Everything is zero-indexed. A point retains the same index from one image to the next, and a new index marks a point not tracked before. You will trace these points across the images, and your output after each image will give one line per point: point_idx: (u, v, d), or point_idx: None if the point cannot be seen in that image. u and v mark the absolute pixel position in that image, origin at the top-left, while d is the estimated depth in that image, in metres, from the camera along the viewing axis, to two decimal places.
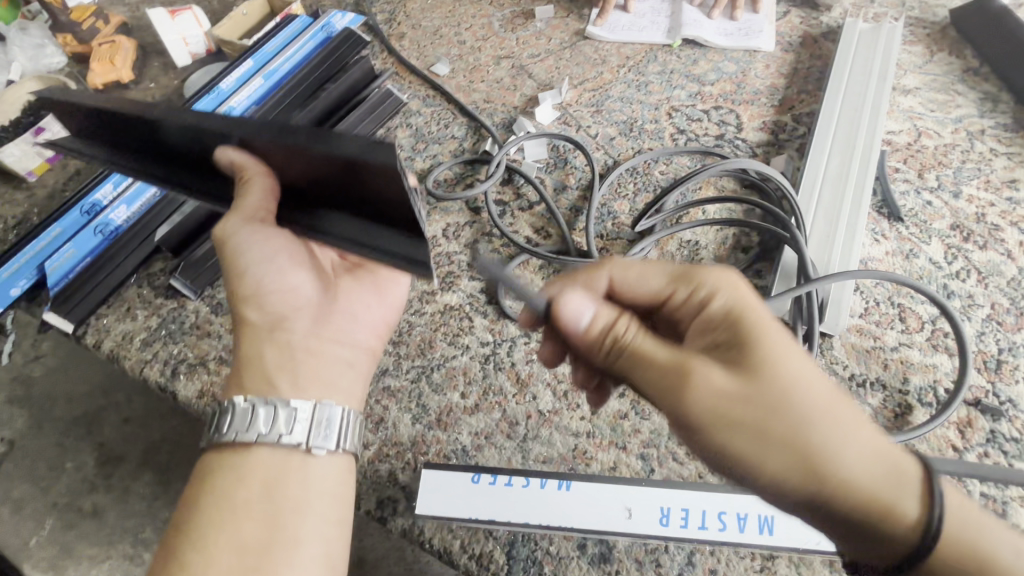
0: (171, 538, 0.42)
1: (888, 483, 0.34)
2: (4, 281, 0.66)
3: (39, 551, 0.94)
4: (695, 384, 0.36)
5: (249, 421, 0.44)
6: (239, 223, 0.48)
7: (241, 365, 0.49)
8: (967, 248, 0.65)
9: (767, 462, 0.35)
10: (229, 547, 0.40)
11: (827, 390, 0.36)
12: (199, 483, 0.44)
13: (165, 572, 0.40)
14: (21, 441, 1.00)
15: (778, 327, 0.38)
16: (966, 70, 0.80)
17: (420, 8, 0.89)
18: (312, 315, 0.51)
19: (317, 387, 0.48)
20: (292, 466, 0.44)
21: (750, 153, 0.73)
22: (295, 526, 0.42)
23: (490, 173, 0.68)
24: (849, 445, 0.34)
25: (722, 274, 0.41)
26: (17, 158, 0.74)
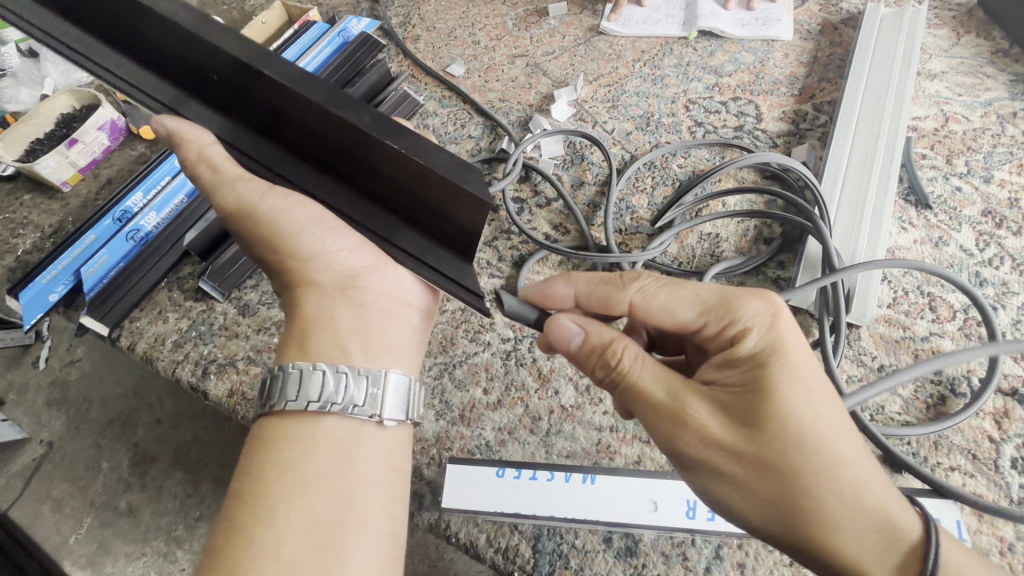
0: (231, 510, 0.38)
1: (877, 552, 0.35)
2: (44, 286, 0.69)
3: (79, 548, 0.98)
4: (695, 432, 0.36)
5: (319, 387, 0.40)
6: (271, 193, 0.44)
7: (303, 325, 0.44)
8: (1000, 234, 0.63)
9: (755, 509, 0.36)
10: (299, 524, 0.37)
11: (837, 452, 0.36)
12: (261, 451, 0.40)
13: (229, 549, 0.36)
14: (60, 442, 1.05)
15: (804, 379, 0.37)
16: (995, 52, 0.77)
17: (434, 10, 0.90)
18: (380, 272, 0.46)
19: (389, 353, 0.44)
20: (362, 438, 0.41)
21: (770, 144, 0.72)
22: (365, 503, 0.39)
23: (507, 170, 0.68)
24: (845, 508, 0.35)
25: (760, 310, 0.40)
26: (52, 169, 0.77)
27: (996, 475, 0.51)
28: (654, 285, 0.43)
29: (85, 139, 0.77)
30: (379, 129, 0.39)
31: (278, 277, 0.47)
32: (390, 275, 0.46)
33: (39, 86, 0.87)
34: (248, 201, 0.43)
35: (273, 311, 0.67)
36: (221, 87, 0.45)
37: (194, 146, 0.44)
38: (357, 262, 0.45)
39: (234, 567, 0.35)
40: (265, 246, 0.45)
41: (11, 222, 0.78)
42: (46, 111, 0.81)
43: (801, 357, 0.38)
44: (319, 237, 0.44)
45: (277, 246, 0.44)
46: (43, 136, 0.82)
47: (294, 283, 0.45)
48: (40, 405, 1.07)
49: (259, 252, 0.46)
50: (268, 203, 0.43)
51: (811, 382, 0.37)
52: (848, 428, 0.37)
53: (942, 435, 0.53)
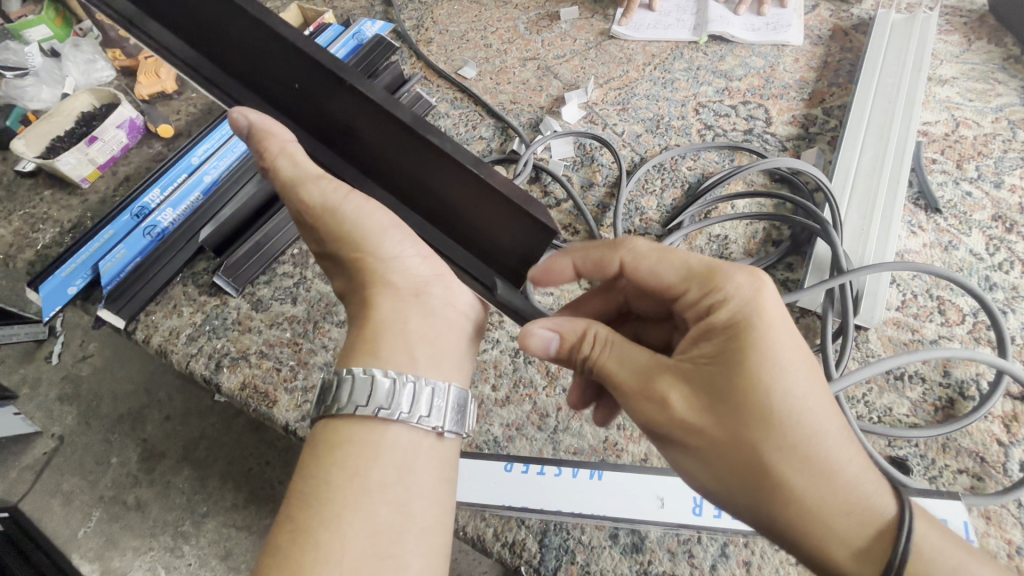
0: (296, 509, 0.38)
1: (845, 531, 0.34)
2: (63, 280, 0.70)
3: (87, 542, 0.99)
4: (658, 405, 0.37)
5: (390, 395, 0.39)
6: (353, 194, 0.44)
7: (372, 328, 0.42)
8: (1010, 239, 0.63)
9: (715, 478, 0.37)
10: (362, 530, 0.37)
11: (809, 429, 0.35)
12: (327, 453, 0.39)
13: (295, 550, 0.36)
14: (71, 436, 1.06)
15: (779, 355, 0.36)
16: (1006, 58, 0.78)
17: (447, 14, 0.91)
18: (447, 284, 0.46)
19: (451, 364, 0.44)
20: (423, 449, 0.40)
21: (780, 147, 0.73)
22: (423, 513, 0.39)
23: (518, 171, 0.69)
24: (810, 483, 0.34)
25: (747, 281, 0.39)
26: (72, 166, 0.78)
27: (1004, 477, 0.51)
28: (644, 249, 0.43)
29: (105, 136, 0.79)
30: (449, 144, 0.40)
31: (349, 275, 0.46)
32: (455, 289, 0.46)
33: (61, 85, 0.89)
34: (332, 199, 0.43)
35: (286, 306, 0.68)
36: (299, 95, 0.47)
37: (277, 141, 0.44)
38: (428, 271, 0.45)
39: (301, 569, 0.35)
40: (328, 244, 0.45)
41: (31, 217, 0.80)
42: (66, 109, 0.83)
43: (779, 333, 0.37)
44: (400, 243, 0.44)
45: (358, 244, 0.44)
46: (64, 134, 0.84)
47: (368, 284, 0.44)
48: (52, 399, 1.09)
49: (332, 249, 0.45)
50: (350, 205, 0.44)
51: (788, 358, 0.36)
52: (826, 408, 0.36)
53: (950, 439, 0.53)
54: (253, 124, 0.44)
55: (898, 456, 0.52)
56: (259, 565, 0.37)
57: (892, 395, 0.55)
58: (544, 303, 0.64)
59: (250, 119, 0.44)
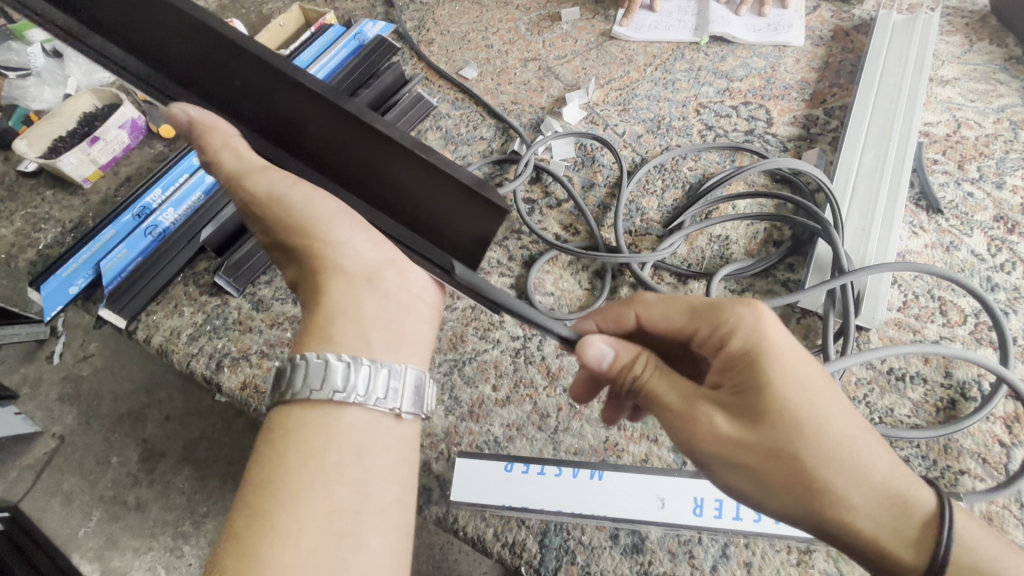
0: (251, 493, 0.37)
1: (889, 527, 0.35)
2: (64, 280, 0.70)
3: (88, 542, 0.99)
4: (700, 429, 0.37)
5: (343, 377, 0.39)
6: (301, 182, 0.44)
7: (324, 311, 0.42)
8: (1012, 240, 0.63)
9: (767, 497, 0.37)
10: (319, 512, 0.36)
11: (840, 435, 0.35)
12: (283, 437, 0.39)
13: (251, 533, 0.36)
14: (71, 436, 1.06)
15: (799, 367, 0.37)
16: (1008, 59, 0.77)
17: (448, 14, 0.91)
18: (400, 269, 0.45)
19: (408, 347, 0.43)
20: (381, 430, 0.40)
21: (781, 148, 0.73)
22: (381, 493, 0.39)
23: (518, 171, 0.69)
24: (856, 488, 0.35)
25: (752, 309, 0.38)
26: (74, 166, 0.79)
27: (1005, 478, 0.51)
28: (651, 298, 0.44)
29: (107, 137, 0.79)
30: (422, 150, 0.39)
31: (302, 262, 0.46)
32: (410, 273, 0.46)
33: (63, 86, 0.89)
34: (280, 189, 0.43)
35: (286, 306, 0.68)
36: (241, 92, 0.47)
37: (220, 136, 0.44)
38: (381, 257, 0.45)
39: (255, 551, 0.35)
40: (278, 234, 0.45)
41: (33, 217, 0.80)
42: (69, 109, 0.84)
43: (795, 351, 0.37)
44: (349, 228, 0.44)
45: (307, 230, 0.43)
46: (66, 134, 0.84)
47: (320, 268, 0.44)
48: (53, 399, 1.09)
49: (284, 237, 0.45)
50: (298, 193, 0.43)
51: (805, 369, 0.37)
52: (850, 411, 0.36)
53: (951, 440, 0.53)
54: (192, 119, 0.44)
55: (900, 457, 0.52)
56: (216, 551, 0.36)
57: (893, 396, 0.55)
58: (544, 303, 0.64)
59: (191, 114, 0.44)
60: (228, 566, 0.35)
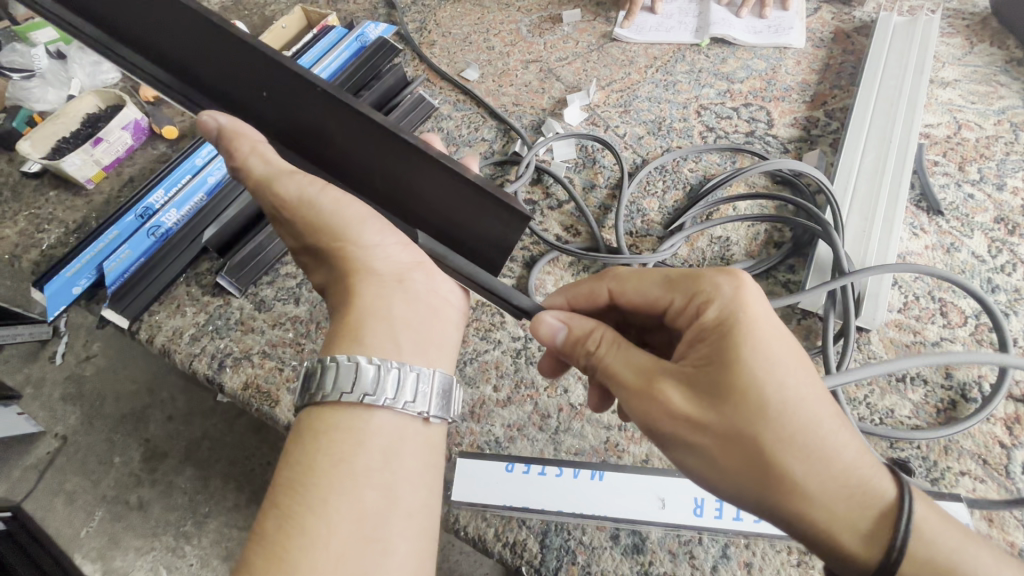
0: (281, 495, 0.37)
1: (845, 517, 0.34)
2: (67, 280, 0.69)
3: (90, 541, 1.00)
4: (657, 405, 0.37)
5: (375, 381, 0.39)
6: (329, 187, 0.44)
7: (357, 315, 0.42)
8: (1012, 241, 0.63)
9: (722, 476, 0.36)
10: (349, 515, 0.36)
11: (804, 418, 0.35)
12: (312, 439, 0.39)
13: (280, 535, 0.36)
14: (74, 436, 1.07)
15: (768, 347, 0.36)
16: (1009, 61, 0.78)
17: (450, 16, 0.91)
18: (428, 272, 0.45)
19: (436, 350, 0.44)
20: (409, 434, 0.40)
21: (782, 149, 0.73)
22: (408, 497, 0.39)
23: (519, 173, 0.69)
24: (812, 472, 0.34)
25: (728, 284, 0.39)
26: (77, 167, 0.79)
27: (1006, 480, 0.51)
28: (627, 272, 0.45)
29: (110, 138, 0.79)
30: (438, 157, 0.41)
31: (329, 266, 0.45)
32: (437, 276, 0.46)
33: (67, 87, 0.89)
34: (309, 192, 0.43)
35: (288, 306, 0.68)
36: (269, 102, 0.47)
37: (248, 141, 0.44)
38: (409, 259, 0.45)
39: (287, 554, 0.35)
40: (305, 237, 0.45)
41: (37, 217, 0.80)
42: (73, 110, 0.84)
43: (766, 329, 0.37)
44: (379, 232, 0.44)
45: (338, 233, 0.43)
46: (70, 135, 0.85)
47: (349, 272, 0.43)
48: (55, 399, 1.09)
49: (312, 240, 0.45)
50: (327, 198, 0.43)
51: (776, 350, 0.36)
52: (819, 395, 0.36)
53: (952, 441, 0.53)
54: (222, 126, 0.44)
55: (900, 458, 0.52)
56: (244, 552, 0.36)
57: (894, 397, 0.55)
58: None
59: (220, 122, 0.44)
60: (255, 567, 0.35)
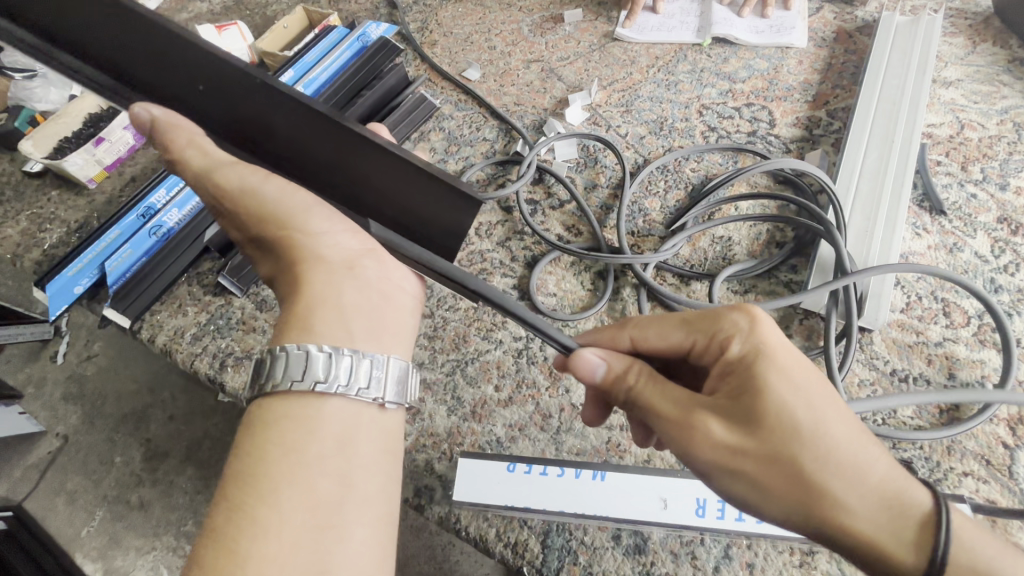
0: (232, 487, 0.37)
1: (889, 533, 0.34)
2: (69, 279, 0.70)
3: (91, 541, 1.00)
4: (697, 436, 0.37)
5: (325, 369, 0.39)
6: (273, 177, 0.44)
7: (304, 303, 0.42)
8: (1016, 241, 0.63)
9: (768, 503, 0.36)
10: (301, 504, 0.36)
11: (836, 436, 0.35)
12: (263, 431, 0.38)
13: (232, 527, 0.35)
14: (75, 435, 1.07)
15: (794, 372, 0.37)
16: (1011, 60, 0.77)
17: (451, 16, 0.91)
18: (379, 258, 0.45)
19: (390, 337, 0.43)
20: (363, 420, 0.40)
21: (784, 149, 0.73)
22: (364, 484, 0.39)
23: (521, 172, 0.69)
24: (853, 490, 0.34)
25: (745, 317, 0.39)
26: (79, 167, 0.79)
27: (1009, 481, 0.50)
28: (645, 319, 0.44)
29: (112, 137, 0.79)
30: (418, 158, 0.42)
31: (279, 256, 0.45)
32: (387, 263, 0.46)
33: (68, 87, 0.89)
34: (251, 182, 0.43)
35: None
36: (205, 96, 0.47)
37: (185, 134, 0.44)
38: (358, 246, 0.45)
39: (237, 544, 0.35)
40: (251, 227, 0.44)
41: (38, 217, 0.80)
42: (74, 110, 0.84)
43: (788, 355, 0.38)
44: (325, 219, 0.44)
45: (284, 221, 0.43)
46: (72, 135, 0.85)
47: (297, 261, 0.43)
48: (57, 399, 1.09)
49: (258, 232, 0.44)
50: (272, 187, 0.43)
51: (800, 375, 0.37)
52: (845, 414, 0.36)
53: (954, 441, 0.52)
54: (154, 117, 0.44)
55: (903, 458, 0.52)
56: (197, 545, 0.36)
57: None
58: (547, 304, 0.64)
59: (153, 113, 0.44)
60: (208, 559, 0.35)
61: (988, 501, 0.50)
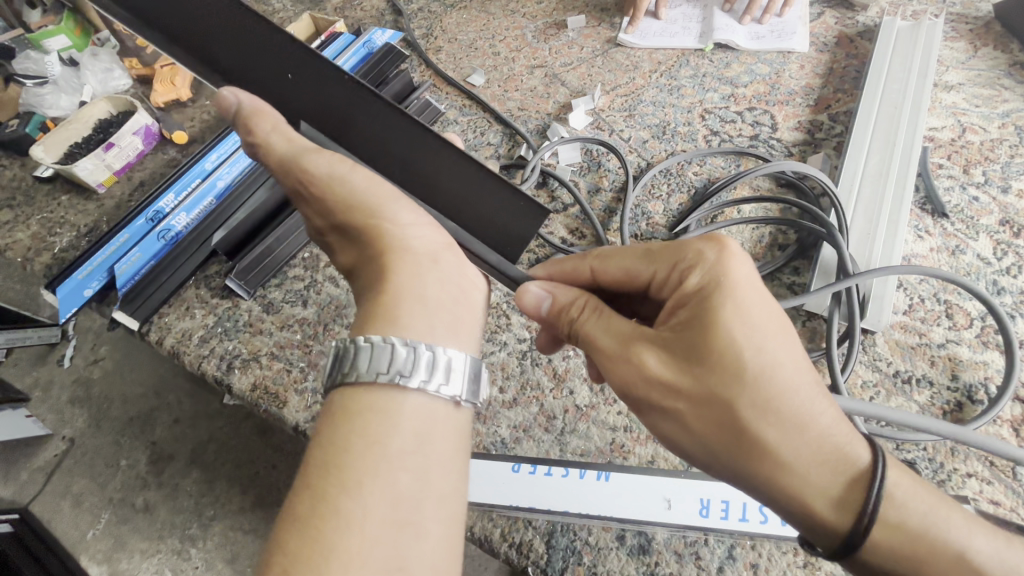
0: (311, 476, 0.35)
1: (815, 485, 0.34)
2: (79, 282, 0.70)
3: (96, 544, 1.00)
4: (632, 369, 0.38)
5: (411, 362, 0.37)
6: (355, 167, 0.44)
7: (387, 294, 0.40)
8: (1018, 244, 0.63)
9: (693, 438, 0.37)
10: (383, 498, 0.34)
11: (781, 382, 0.35)
12: (345, 421, 0.36)
13: (311, 518, 0.33)
14: (81, 438, 1.08)
15: (748, 315, 0.36)
16: (1012, 64, 0.78)
17: (456, 23, 0.92)
18: (458, 254, 0.44)
19: (467, 333, 0.42)
20: (441, 418, 0.38)
21: (786, 153, 0.73)
22: (441, 480, 0.36)
23: (524, 176, 0.71)
24: (784, 437, 0.34)
25: (713, 251, 0.39)
26: (89, 172, 0.80)
27: (1013, 482, 0.50)
28: (612, 250, 0.45)
29: (121, 142, 0.81)
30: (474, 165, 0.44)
31: (361, 247, 0.44)
32: (466, 263, 0.45)
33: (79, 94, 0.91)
34: (339, 170, 0.43)
35: (295, 309, 0.69)
36: None
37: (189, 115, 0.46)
38: (441, 241, 0.44)
39: (321, 535, 0.32)
40: (336, 216, 0.44)
41: (49, 221, 0.81)
42: (85, 116, 0.86)
43: (747, 296, 0.37)
44: (412, 210, 0.43)
45: (373, 212, 0.43)
46: (82, 140, 0.86)
47: (383, 250, 0.42)
48: (64, 402, 1.10)
49: (343, 218, 0.43)
50: (360, 176, 0.43)
51: (754, 316, 0.36)
52: (796, 364, 0.36)
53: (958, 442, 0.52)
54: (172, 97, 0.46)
55: (906, 459, 0.52)
56: (271, 537, 0.34)
57: (899, 399, 0.55)
58: None
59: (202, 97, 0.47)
60: (287, 551, 0.32)
61: (992, 501, 0.50)
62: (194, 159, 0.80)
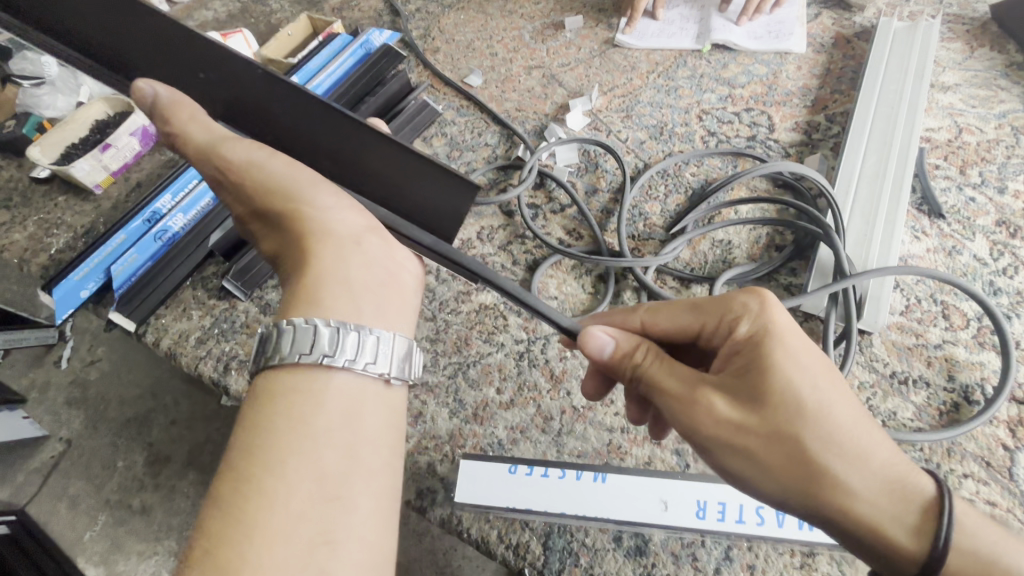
0: (235, 458, 0.36)
1: (890, 516, 0.34)
2: (75, 283, 0.70)
3: (93, 545, 1.00)
4: (700, 411, 0.37)
5: (332, 342, 0.38)
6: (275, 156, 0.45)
7: (311, 279, 0.41)
8: (1014, 244, 0.63)
9: (767, 482, 0.36)
10: (308, 474, 0.35)
11: (841, 418, 0.35)
12: (270, 405, 0.38)
13: (237, 497, 0.35)
14: (78, 440, 1.07)
15: (801, 354, 0.37)
16: (1009, 65, 0.78)
17: (453, 23, 0.92)
18: (383, 237, 0.45)
19: (395, 314, 0.43)
20: (369, 395, 0.40)
21: (783, 153, 0.73)
22: (370, 455, 0.38)
23: (523, 177, 0.70)
24: (856, 471, 0.34)
25: (757, 299, 0.40)
26: (86, 172, 0.80)
27: (1009, 482, 0.50)
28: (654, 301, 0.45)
29: (117, 143, 0.81)
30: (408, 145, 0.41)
31: (286, 233, 0.45)
32: (391, 243, 0.45)
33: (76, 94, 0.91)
34: (257, 158, 0.45)
35: None
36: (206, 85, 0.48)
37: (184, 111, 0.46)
38: (362, 225, 0.44)
39: (244, 512, 0.34)
40: (259, 204, 0.45)
41: (45, 222, 0.81)
42: (82, 117, 0.85)
43: (798, 338, 0.38)
44: (333, 195, 0.44)
45: (292, 198, 0.43)
46: (79, 141, 0.86)
47: (302, 236, 0.43)
48: (61, 403, 1.10)
49: (265, 206, 0.44)
50: (277, 163, 0.44)
51: (807, 355, 0.37)
52: (851, 399, 0.36)
53: (954, 443, 0.52)
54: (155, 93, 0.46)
55: None
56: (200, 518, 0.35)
57: (896, 399, 0.55)
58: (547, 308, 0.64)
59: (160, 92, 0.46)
60: (213, 529, 0.34)
61: (988, 502, 0.50)
62: (193, 160, 0.80)
